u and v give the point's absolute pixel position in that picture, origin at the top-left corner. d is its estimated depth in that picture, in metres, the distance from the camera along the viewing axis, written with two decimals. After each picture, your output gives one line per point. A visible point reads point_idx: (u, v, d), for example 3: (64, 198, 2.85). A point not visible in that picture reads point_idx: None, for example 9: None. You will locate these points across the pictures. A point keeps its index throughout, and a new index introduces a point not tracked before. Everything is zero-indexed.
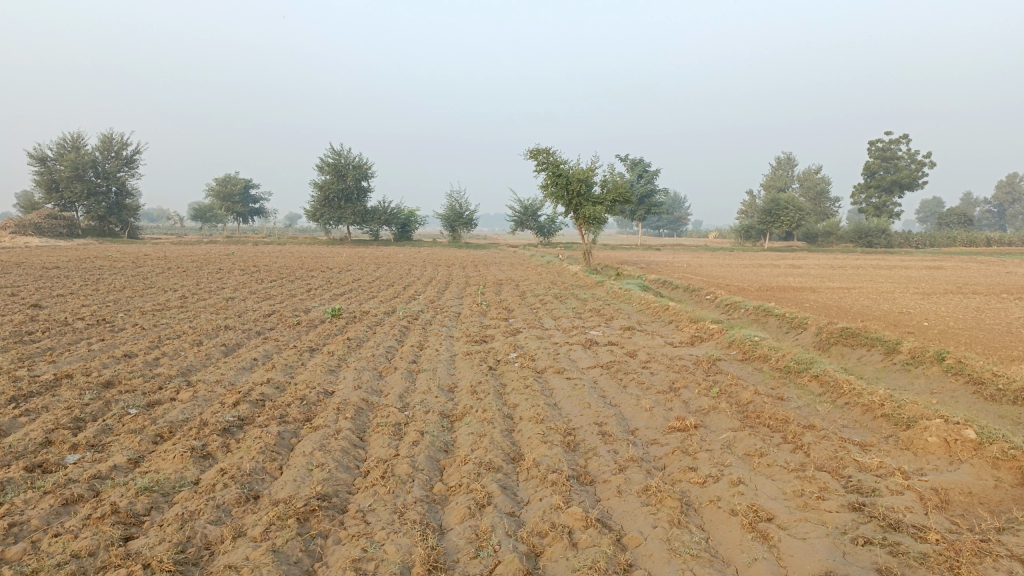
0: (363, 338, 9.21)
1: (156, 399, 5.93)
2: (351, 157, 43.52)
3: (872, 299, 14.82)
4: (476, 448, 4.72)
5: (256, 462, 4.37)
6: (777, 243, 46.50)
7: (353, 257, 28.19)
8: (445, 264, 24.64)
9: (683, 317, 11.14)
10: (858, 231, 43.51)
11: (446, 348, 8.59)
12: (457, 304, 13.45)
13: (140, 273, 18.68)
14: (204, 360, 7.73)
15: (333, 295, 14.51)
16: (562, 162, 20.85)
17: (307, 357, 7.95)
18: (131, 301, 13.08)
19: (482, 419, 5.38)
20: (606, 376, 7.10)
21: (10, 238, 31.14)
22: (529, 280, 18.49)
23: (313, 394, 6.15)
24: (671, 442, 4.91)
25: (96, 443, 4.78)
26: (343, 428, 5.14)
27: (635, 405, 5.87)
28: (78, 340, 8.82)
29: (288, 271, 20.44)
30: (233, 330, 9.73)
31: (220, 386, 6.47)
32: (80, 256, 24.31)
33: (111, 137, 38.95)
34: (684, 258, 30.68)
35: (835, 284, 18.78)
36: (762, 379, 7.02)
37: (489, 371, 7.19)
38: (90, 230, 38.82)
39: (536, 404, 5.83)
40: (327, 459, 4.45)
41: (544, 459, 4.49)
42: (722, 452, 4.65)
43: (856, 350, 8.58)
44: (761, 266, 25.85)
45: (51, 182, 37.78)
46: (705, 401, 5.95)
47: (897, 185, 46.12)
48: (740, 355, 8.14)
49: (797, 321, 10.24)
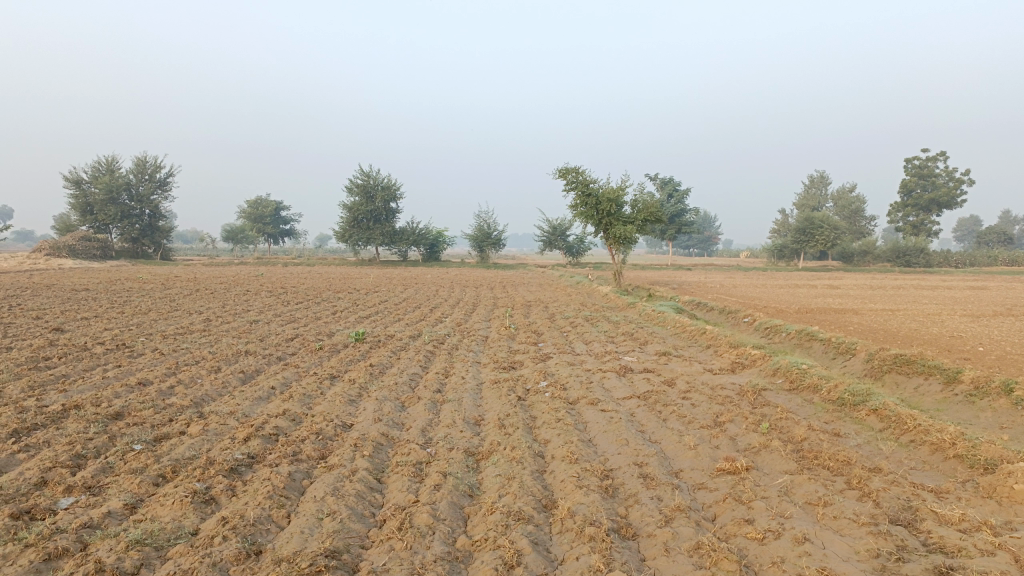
0: (386, 364, 8.81)
1: (164, 433, 5.57)
2: (379, 178, 43.61)
3: (920, 322, 14.14)
4: (504, 493, 4.27)
5: (261, 509, 3.96)
6: (812, 262, 45.56)
7: (380, 278, 27.99)
8: (473, 285, 24.26)
9: (721, 342, 10.59)
10: (895, 250, 42.43)
11: (473, 376, 8.14)
12: (484, 327, 13.01)
13: (167, 296, 18.50)
14: (219, 389, 7.37)
15: (358, 317, 14.16)
16: (592, 181, 20.47)
17: (327, 385, 7.56)
18: (154, 324, 12.83)
19: (511, 458, 4.92)
20: (644, 407, 6.60)
21: (45, 259, 31.42)
22: (558, 302, 18.04)
23: (330, 427, 5.75)
24: (721, 487, 4.42)
25: (94, 485, 4.41)
26: (360, 467, 4.72)
27: (677, 443, 5.38)
28: (94, 367, 8.51)
29: (315, 292, 20.16)
30: (253, 356, 9.40)
31: (232, 418, 6.08)
32: (109, 279, 24.25)
33: (145, 160, 39.39)
34: (717, 279, 29.97)
35: (878, 306, 18.07)
36: (814, 412, 6.47)
37: (518, 402, 6.73)
38: (124, 251, 39.12)
39: (570, 440, 5.37)
40: (340, 505, 4.03)
41: (579, 507, 4.02)
42: (780, 501, 4.16)
43: (912, 379, 7.99)
44: (798, 287, 25.11)
45: (86, 205, 38.21)
46: (755, 437, 5.44)
47: (935, 203, 44.99)
48: (787, 384, 7.59)
49: (845, 347, 9.66)
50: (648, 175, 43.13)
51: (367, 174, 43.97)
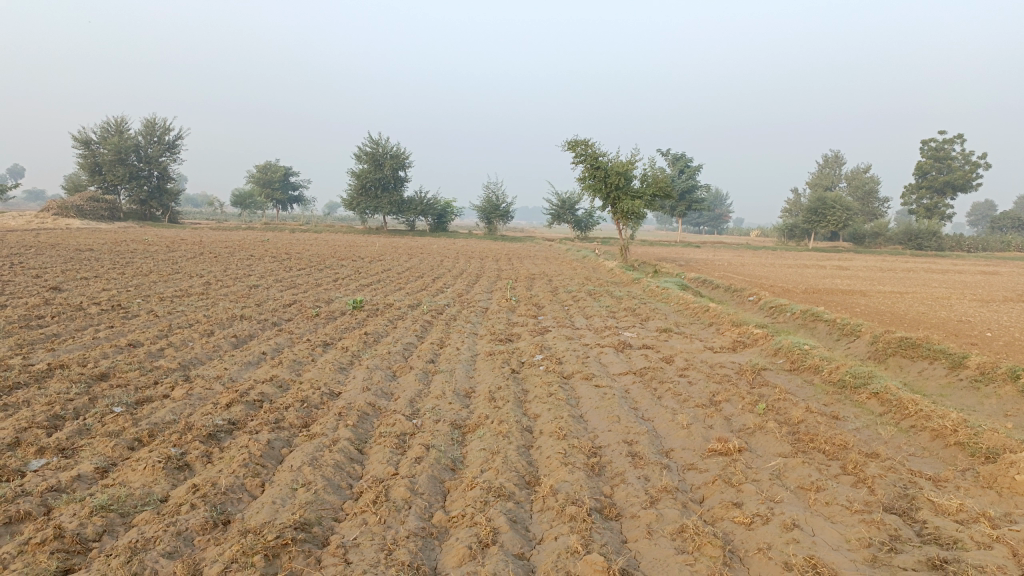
0: (382, 333, 8.67)
1: (147, 397, 5.46)
2: (389, 146, 43.28)
3: (928, 305, 13.92)
4: (486, 468, 4.15)
5: (235, 478, 3.84)
6: (823, 242, 45.14)
7: (386, 246, 27.83)
8: (479, 257, 24.07)
9: (724, 320, 10.41)
10: (907, 233, 41.92)
11: (468, 347, 8.00)
12: (486, 298, 12.87)
13: (171, 258, 18.39)
14: (209, 353, 7.25)
15: (359, 285, 14.02)
16: (601, 154, 20.19)
17: (318, 352, 7.44)
18: (153, 286, 12.73)
19: (497, 433, 4.79)
20: (639, 384, 6.46)
21: (53, 219, 31.36)
22: (562, 276, 17.86)
23: (317, 395, 5.63)
24: (712, 468, 4.28)
25: (67, 447, 4.30)
26: (341, 437, 4.59)
27: (670, 421, 5.24)
28: (86, 327, 8.42)
29: (319, 259, 20.04)
30: (248, 320, 9.28)
31: (218, 383, 5.97)
32: (115, 239, 24.22)
33: (154, 121, 39.16)
34: (725, 256, 29.71)
35: (886, 288, 17.81)
36: (813, 394, 6.31)
37: (511, 376, 6.59)
38: (132, 213, 39.02)
39: (560, 416, 5.23)
40: (315, 476, 3.91)
41: (563, 486, 3.89)
42: (771, 485, 4.02)
43: (916, 363, 7.82)
44: (807, 267, 24.85)
45: (94, 165, 38.04)
46: (750, 418, 5.29)
47: (950, 186, 44.35)
48: (788, 365, 7.43)
49: (849, 328, 9.47)
50: (660, 150, 42.59)
51: (376, 142, 43.62)
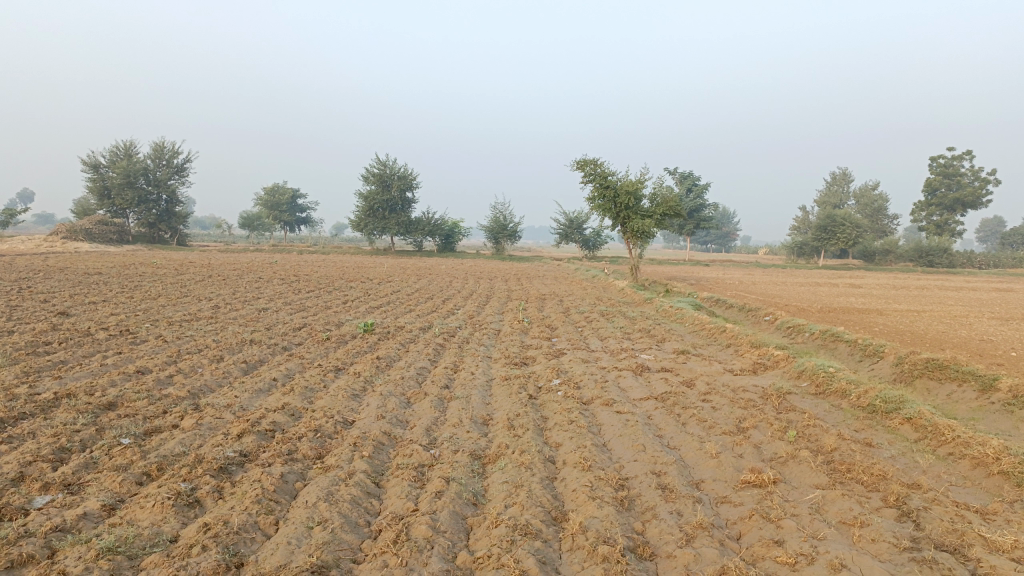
0: (394, 357, 8.50)
1: (155, 427, 5.29)
2: (396, 167, 43.34)
3: (948, 324, 13.67)
4: (511, 503, 3.95)
5: (248, 515, 3.66)
6: (833, 260, 44.83)
7: (394, 267, 27.71)
8: (488, 277, 23.92)
9: (742, 341, 10.20)
10: (918, 250, 41.61)
11: (482, 371, 7.81)
12: (497, 320, 12.69)
13: (179, 281, 18.31)
14: (219, 379, 7.08)
15: (369, 308, 13.86)
16: (610, 173, 20.07)
17: (330, 377, 7.27)
18: (162, 310, 12.59)
19: (519, 464, 4.59)
20: (661, 410, 6.25)
21: (62, 243, 31.37)
22: (573, 296, 17.66)
23: (330, 424, 5.44)
24: (746, 502, 4.08)
25: (73, 482, 4.12)
26: (357, 469, 4.40)
27: (697, 450, 5.04)
28: (93, 354, 8.27)
29: (328, 281, 19.91)
30: (258, 345, 9.12)
31: (229, 412, 5.79)
32: (124, 263, 24.18)
33: (163, 145, 39.33)
34: (735, 275, 29.46)
35: (902, 306, 17.56)
36: (843, 419, 6.09)
37: (529, 402, 6.40)
38: (140, 237, 39.06)
39: (583, 445, 5.03)
40: (332, 513, 3.72)
41: (593, 522, 3.69)
42: (812, 521, 3.81)
43: (944, 385, 7.60)
44: (819, 285, 24.62)
45: (103, 189, 38.17)
46: (781, 446, 5.08)
47: (960, 203, 44.07)
48: (813, 389, 7.21)
49: (872, 349, 9.24)
50: (667, 169, 42.48)
51: (383, 163, 43.72)
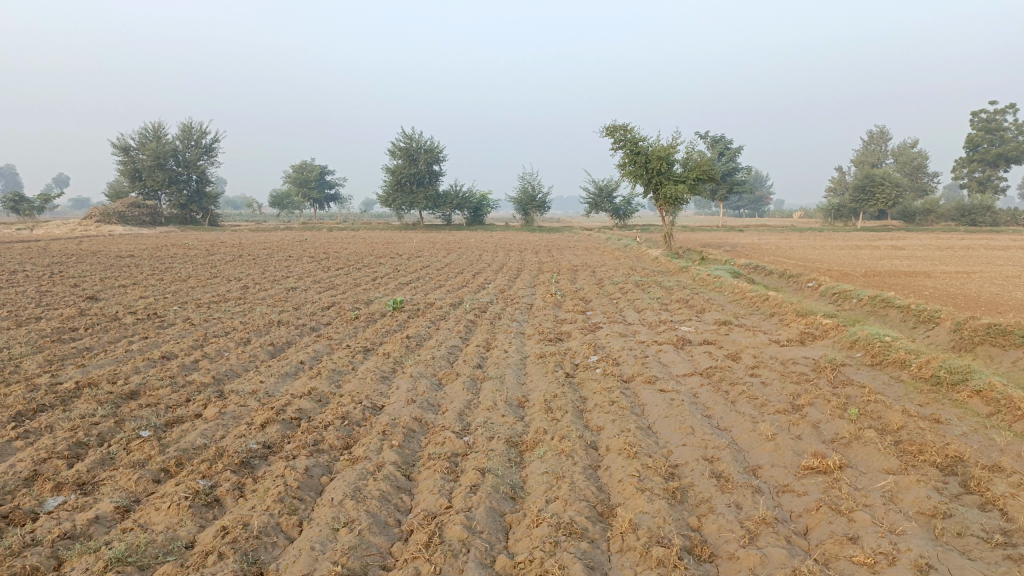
0: (424, 336, 8.21)
1: (176, 417, 5.04)
2: (422, 140, 42.90)
3: (1001, 285, 13.04)
4: (553, 496, 3.63)
5: (269, 516, 3.39)
6: (871, 221, 43.61)
7: (425, 242, 27.46)
8: (518, 249, 23.53)
9: (786, 309, 9.75)
10: (960, 208, 40.27)
11: (516, 349, 7.48)
12: (530, 294, 12.33)
13: (209, 262, 18.20)
14: (245, 363, 6.84)
15: (399, 284, 13.57)
16: (641, 139, 19.49)
17: (359, 359, 7.00)
18: (190, 292, 12.42)
19: (560, 451, 4.28)
20: (708, 387, 5.89)
21: (96, 226, 31.55)
22: (606, 267, 17.23)
23: (358, 410, 5.17)
24: (812, 492, 3.73)
25: (88, 481, 3.89)
26: (386, 461, 4.11)
27: (751, 431, 4.68)
28: (119, 340, 8.08)
29: (357, 258, 19.69)
30: (286, 326, 8.89)
31: (254, 399, 5.54)
32: (156, 245, 24.18)
33: (190, 125, 39.37)
34: (771, 240, 28.67)
35: (950, 268, 16.85)
36: (905, 393, 5.67)
37: (567, 381, 6.07)
38: (173, 218, 39.28)
39: (627, 429, 4.69)
40: (359, 513, 3.43)
41: (643, 519, 3.36)
42: (887, 513, 3.46)
43: (1009, 352, 7.10)
44: (859, 248, 23.82)
45: (134, 171, 38.39)
46: (843, 426, 4.70)
47: (1004, 158, 42.47)
48: (868, 359, 6.77)
49: (927, 315, 8.75)
50: (697, 133, 41.51)
51: (409, 136, 43.27)
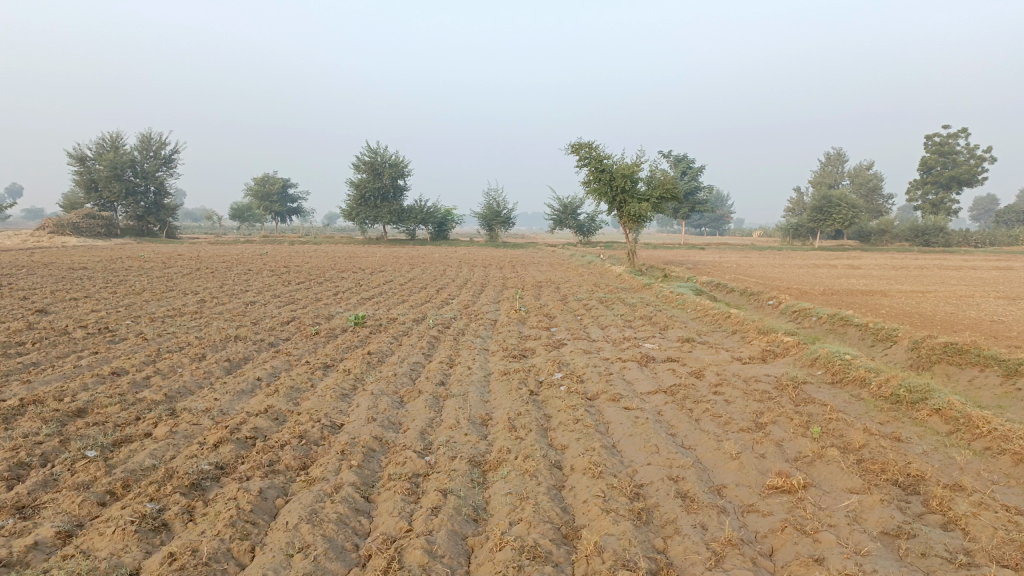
0: (386, 352, 8.08)
1: (125, 436, 4.85)
2: (386, 155, 42.68)
3: (955, 304, 13.31)
4: (516, 518, 3.54)
5: (220, 542, 3.24)
6: (829, 241, 44.46)
7: (388, 257, 27.21)
8: (482, 265, 23.46)
9: (748, 327, 9.81)
10: (913, 229, 41.26)
11: (480, 366, 7.39)
12: (494, 310, 12.25)
13: (166, 275, 17.79)
14: (200, 380, 6.64)
15: (361, 299, 13.40)
16: (606, 156, 19.62)
17: (318, 376, 6.84)
18: (145, 306, 12.08)
19: (523, 471, 4.19)
20: (672, 405, 5.86)
21: (49, 238, 30.72)
22: (570, 283, 17.23)
23: (317, 429, 5.02)
24: (777, 511, 3.70)
25: (27, 505, 3.69)
26: (344, 482, 3.99)
27: (715, 450, 4.65)
28: (68, 355, 7.80)
29: (319, 272, 19.43)
30: (244, 341, 8.68)
31: (208, 417, 5.36)
32: (111, 257, 23.59)
33: (150, 136, 38.68)
34: (732, 258, 28.99)
35: (905, 287, 17.19)
36: (866, 412, 5.71)
37: (531, 398, 6.00)
38: (129, 230, 38.42)
39: (591, 448, 4.62)
40: (315, 537, 3.30)
41: (608, 541, 3.29)
42: (852, 533, 3.44)
43: (965, 371, 7.22)
44: (817, 267, 24.21)
45: (90, 182, 37.53)
46: (806, 445, 4.69)
47: (955, 181, 43.67)
48: (829, 377, 6.82)
49: (885, 333, 8.86)
50: (660, 151, 41.96)
51: (373, 150, 43.02)
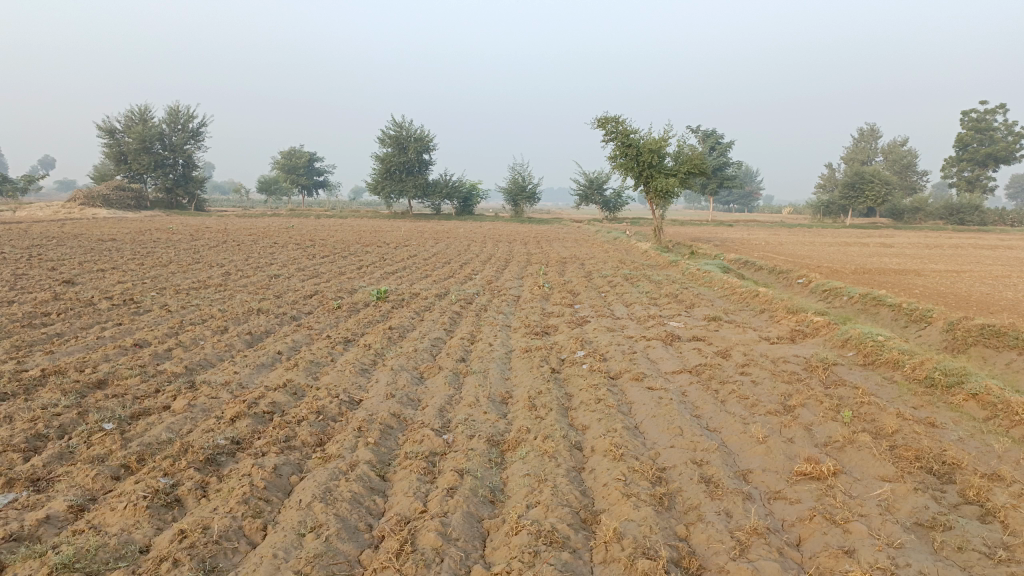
0: (407, 327, 8.00)
1: (143, 409, 4.82)
2: (412, 129, 42.51)
3: (991, 285, 12.95)
4: (534, 501, 3.44)
5: (232, 519, 3.19)
6: (860, 218, 43.64)
7: (413, 231, 27.15)
8: (506, 240, 23.34)
9: (777, 305, 9.60)
10: (948, 208, 40.35)
11: (501, 342, 7.29)
12: (517, 286, 12.13)
13: (192, 247, 17.90)
14: (220, 353, 6.61)
15: (384, 274, 13.34)
16: (633, 130, 19.29)
17: (339, 350, 6.78)
18: (170, 278, 12.13)
19: (543, 452, 4.09)
20: (697, 386, 5.72)
21: (80, 209, 31.06)
22: (595, 259, 17.03)
23: (335, 404, 4.96)
24: (805, 499, 3.57)
25: (42, 477, 3.66)
26: (360, 460, 3.91)
27: (741, 433, 4.52)
28: (91, 326, 7.82)
29: (344, 246, 19.42)
30: (266, 314, 8.66)
31: (226, 391, 5.33)
32: (140, 229, 23.81)
33: (178, 109, 38.84)
34: (760, 235, 28.54)
35: (939, 266, 16.78)
36: (899, 395, 5.52)
37: (552, 377, 5.89)
38: (158, 202, 38.77)
39: (613, 429, 4.51)
40: (329, 516, 3.23)
41: (628, 528, 3.18)
42: (884, 524, 3.30)
43: (1002, 354, 6.98)
44: (848, 245, 23.72)
45: (119, 154, 37.88)
46: (836, 429, 4.54)
47: (992, 158, 42.54)
48: (860, 359, 6.62)
49: (919, 314, 8.61)
50: (689, 126, 41.32)
51: (399, 124, 42.89)
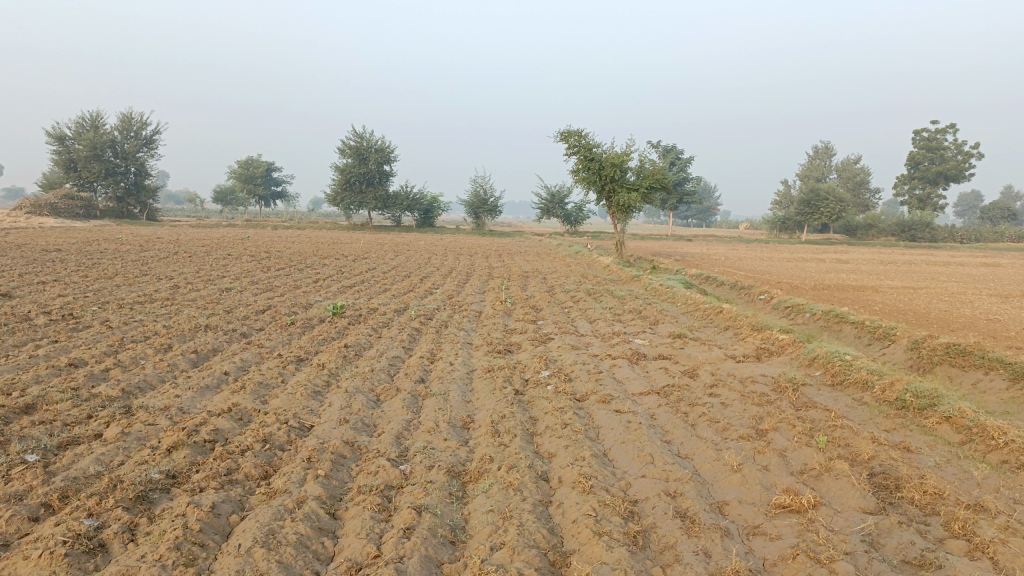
0: (364, 345, 7.68)
1: (72, 438, 4.43)
2: (373, 140, 42.07)
3: (947, 302, 13.07)
4: (497, 542, 3.17)
5: (162, 569, 2.85)
6: (816, 234, 44.31)
7: (372, 243, 26.68)
8: (467, 253, 23.04)
9: (741, 323, 9.48)
10: (900, 224, 41.18)
11: (462, 361, 7.00)
12: (479, 301, 11.85)
13: (141, 258, 17.24)
14: (162, 373, 6.21)
15: (342, 287, 12.94)
16: (596, 144, 19.22)
17: (290, 370, 6.42)
18: (115, 291, 11.57)
19: (507, 484, 3.82)
20: (666, 408, 5.51)
21: (25, 218, 29.93)
22: (557, 274, 16.83)
23: (283, 432, 4.62)
24: (786, 535, 3.36)
25: None
26: (308, 496, 3.60)
27: (714, 461, 4.31)
28: (24, 343, 7.32)
29: (300, 258, 18.92)
30: (214, 331, 8.24)
31: (166, 416, 4.95)
32: (88, 238, 22.97)
33: (130, 116, 37.80)
34: (719, 250, 28.70)
35: (896, 283, 16.95)
36: (871, 418, 5.37)
37: (515, 399, 5.62)
38: (108, 211, 37.56)
39: (581, 457, 4.26)
40: (272, 563, 2.92)
41: (600, 572, 2.93)
42: (871, 563, 3.10)
43: (968, 373, 6.92)
44: (806, 260, 23.96)
45: (69, 161, 36.70)
46: (812, 456, 4.36)
47: (942, 176, 43.59)
48: (828, 379, 6.48)
49: (882, 332, 8.56)
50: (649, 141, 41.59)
51: (359, 135, 42.36)
